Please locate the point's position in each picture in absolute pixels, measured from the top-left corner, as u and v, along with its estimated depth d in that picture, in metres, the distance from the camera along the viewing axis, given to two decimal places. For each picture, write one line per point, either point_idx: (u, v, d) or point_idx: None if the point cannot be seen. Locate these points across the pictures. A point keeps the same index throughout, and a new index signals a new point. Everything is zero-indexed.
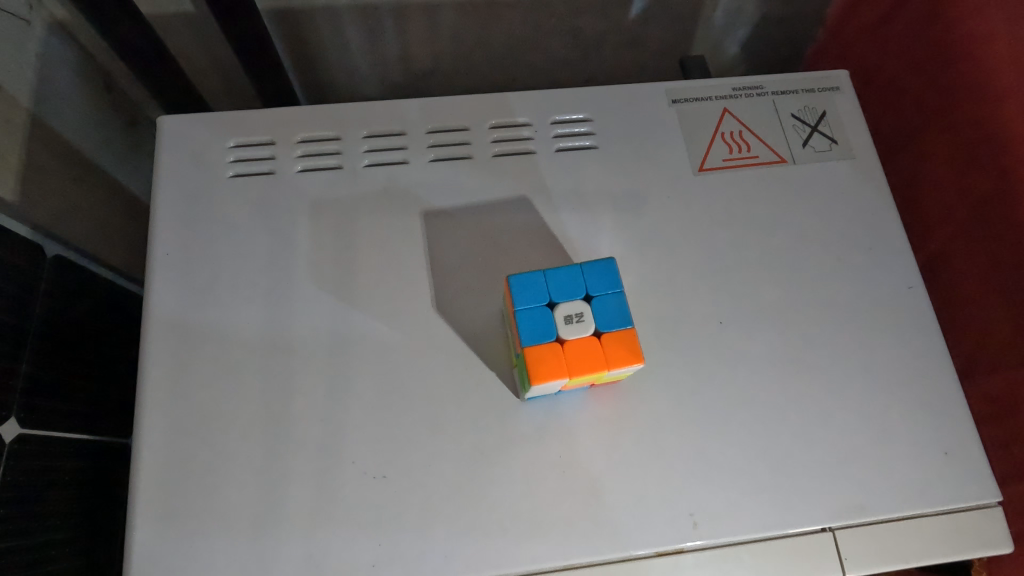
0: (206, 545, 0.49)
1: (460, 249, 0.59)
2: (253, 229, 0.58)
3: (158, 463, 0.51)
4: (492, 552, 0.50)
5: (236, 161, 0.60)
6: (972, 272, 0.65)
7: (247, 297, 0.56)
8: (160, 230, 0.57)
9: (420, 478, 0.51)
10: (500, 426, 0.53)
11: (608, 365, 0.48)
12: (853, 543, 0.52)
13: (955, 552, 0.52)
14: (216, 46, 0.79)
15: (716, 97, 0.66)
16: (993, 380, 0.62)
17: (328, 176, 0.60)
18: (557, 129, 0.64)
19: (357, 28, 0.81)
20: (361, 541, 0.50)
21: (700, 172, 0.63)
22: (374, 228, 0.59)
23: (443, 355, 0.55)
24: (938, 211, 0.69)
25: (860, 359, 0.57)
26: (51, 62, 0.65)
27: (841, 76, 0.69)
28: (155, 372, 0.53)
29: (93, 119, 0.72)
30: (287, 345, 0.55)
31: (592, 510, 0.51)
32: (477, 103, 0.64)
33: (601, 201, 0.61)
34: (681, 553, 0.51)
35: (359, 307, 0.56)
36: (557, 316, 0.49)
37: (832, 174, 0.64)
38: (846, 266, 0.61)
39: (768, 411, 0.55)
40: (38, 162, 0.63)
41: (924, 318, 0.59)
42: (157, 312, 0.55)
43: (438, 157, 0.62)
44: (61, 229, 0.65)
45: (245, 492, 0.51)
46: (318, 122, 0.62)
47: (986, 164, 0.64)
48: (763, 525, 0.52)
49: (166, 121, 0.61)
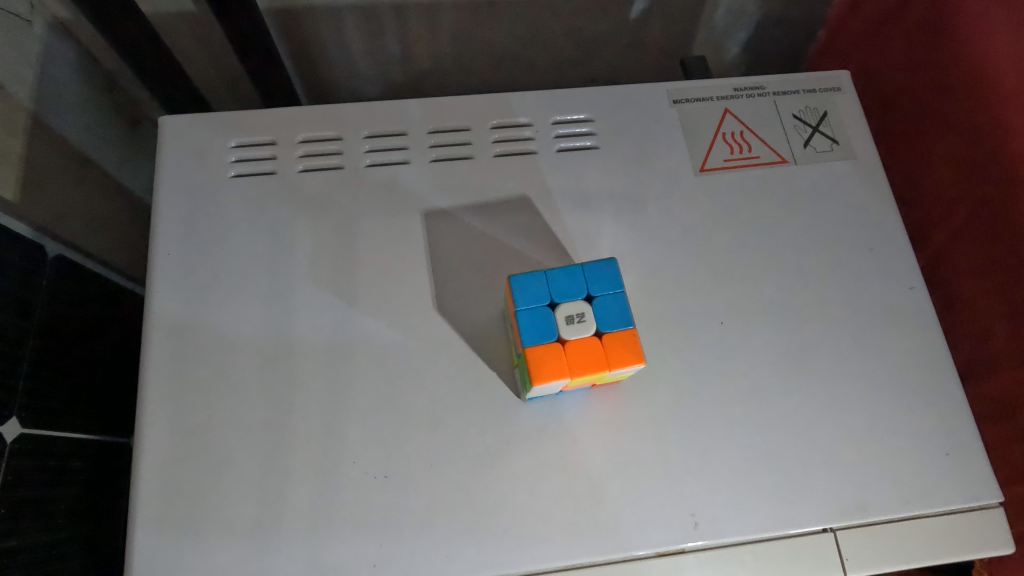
0: (207, 546, 0.49)
1: (462, 250, 0.59)
2: (254, 229, 0.58)
3: (159, 462, 0.51)
4: (493, 552, 0.50)
5: (237, 161, 0.60)
6: (973, 272, 0.65)
7: (248, 297, 0.56)
8: (161, 230, 0.57)
9: (421, 478, 0.51)
10: (501, 426, 0.53)
11: (609, 365, 0.48)
12: (855, 544, 0.52)
13: (956, 553, 0.52)
14: (217, 46, 0.79)
15: (717, 97, 0.66)
16: (995, 381, 0.62)
17: (329, 176, 0.60)
18: (558, 129, 0.64)
19: (358, 28, 0.81)
20: (362, 541, 0.50)
21: (702, 172, 0.63)
22: (375, 228, 0.59)
23: (444, 355, 0.55)
24: (940, 211, 0.69)
25: (861, 360, 0.57)
26: (52, 62, 0.65)
27: (843, 76, 0.69)
28: (156, 372, 0.53)
29: (94, 119, 0.72)
30: (288, 345, 0.55)
31: (593, 511, 0.51)
32: (479, 103, 0.64)
33: (602, 201, 0.61)
34: (682, 553, 0.51)
35: (360, 307, 0.56)
36: (558, 316, 0.49)
37: (833, 175, 0.64)
38: (847, 267, 0.61)
39: (770, 411, 0.55)
40: (39, 161, 0.63)
41: (925, 318, 0.59)
42: (158, 312, 0.55)
43: (439, 157, 0.62)
44: (62, 228, 0.65)
45: (246, 492, 0.51)
46: (319, 122, 0.62)
47: (988, 164, 0.64)
48: (765, 525, 0.52)
49: (167, 121, 0.61)
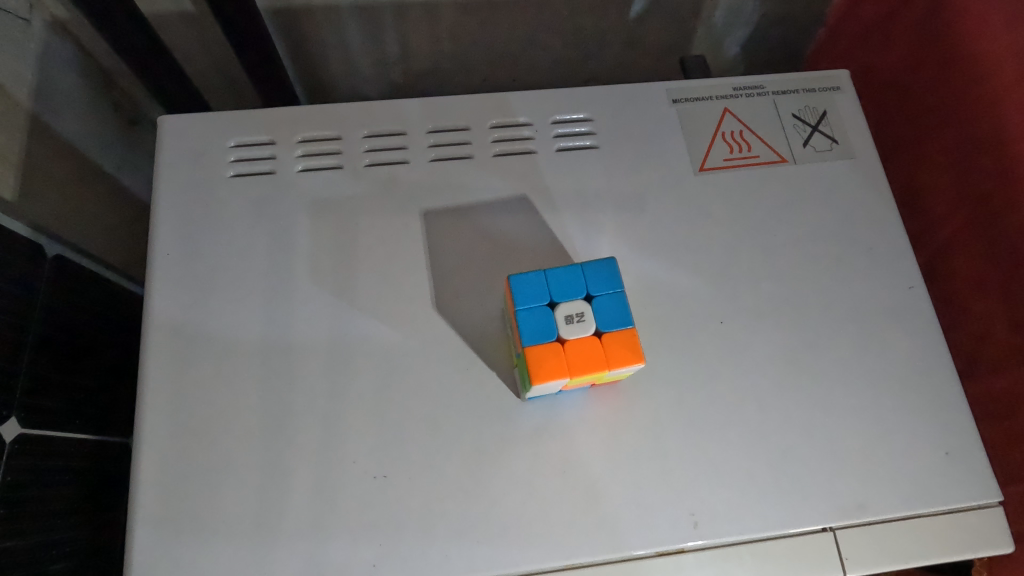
0: (207, 546, 0.49)
1: (461, 249, 0.59)
2: (253, 229, 0.58)
3: (158, 462, 0.51)
4: (493, 552, 0.50)
5: (237, 161, 0.60)
6: (973, 272, 0.65)
7: (248, 297, 0.56)
8: (160, 230, 0.57)
9: (421, 479, 0.51)
10: (501, 426, 0.53)
11: (608, 365, 0.48)
12: (854, 544, 0.52)
13: (956, 552, 0.52)
14: (216, 46, 0.79)
15: (717, 97, 0.66)
16: (995, 380, 0.62)
17: (328, 176, 0.60)
18: (557, 128, 0.64)
19: (357, 28, 0.81)
20: (361, 541, 0.50)
21: (701, 172, 0.63)
22: (374, 228, 0.59)
23: (443, 355, 0.55)
24: (940, 211, 0.69)
25: (860, 360, 0.57)
26: (51, 62, 0.65)
27: (842, 75, 0.69)
28: (156, 371, 0.53)
29: (93, 119, 0.72)
30: (288, 345, 0.55)
31: (593, 511, 0.51)
32: (478, 102, 0.64)
33: (601, 201, 0.61)
34: (682, 553, 0.51)
35: (360, 307, 0.56)
36: (557, 316, 0.49)
37: (832, 174, 0.64)
38: (847, 266, 0.61)
39: (769, 411, 0.55)
40: (38, 161, 0.62)
41: (924, 318, 0.59)
42: (157, 311, 0.55)
43: (438, 156, 0.62)
44: (61, 228, 0.65)
45: (246, 492, 0.51)
46: (318, 122, 0.62)
47: (988, 163, 0.64)
48: (764, 525, 0.52)
49: (166, 121, 0.61)
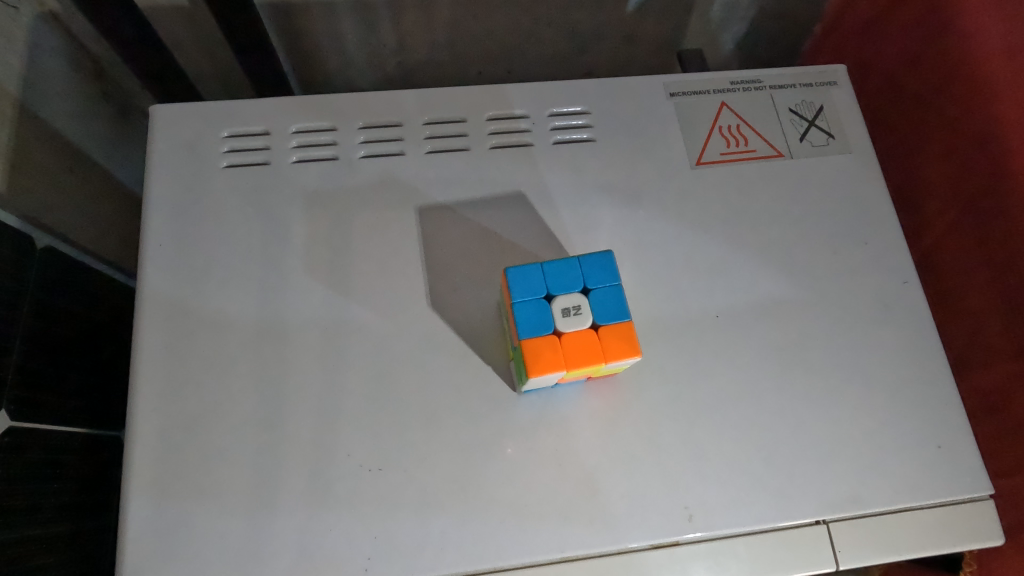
0: (202, 541, 0.49)
1: (454, 244, 0.59)
2: (247, 221, 0.57)
3: (150, 454, 0.51)
4: (488, 543, 0.50)
5: (230, 151, 0.60)
6: (964, 268, 0.66)
7: (242, 289, 0.55)
8: (152, 222, 0.57)
9: (415, 473, 0.51)
10: (496, 419, 0.53)
11: (605, 358, 0.48)
12: (848, 537, 0.52)
13: (946, 545, 0.53)
14: (209, 36, 0.78)
15: (714, 90, 0.66)
16: (989, 373, 0.63)
17: (323, 167, 0.60)
18: (554, 121, 0.64)
19: (352, 19, 0.80)
20: (356, 533, 0.49)
21: (698, 165, 0.63)
22: (369, 220, 0.59)
23: (439, 349, 0.55)
24: (934, 206, 0.70)
25: (854, 353, 0.58)
26: (40, 50, 0.64)
27: (839, 70, 0.69)
28: (149, 365, 0.53)
29: (83, 109, 0.71)
30: (282, 337, 0.54)
31: (590, 501, 0.51)
32: (475, 93, 0.64)
33: (598, 194, 0.61)
34: (676, 545, 0.51)
35: (355, 298, 0.56)
36: (554, 309, 0.48)
37: (828, 170, 0.64)
38: (841, 260, 0.61)
39: (765, 405, 0.55)
40: (27, 149, 0.62)
41: (917, 312, 0.60)
42: (150, 304, 0.54)
43: (434, 148, 0.62)
44: (52, 219, 0.64)
45: (239, 486, 0.50)
46: (313, 113, 0.62)
47: (982, 156, 0.64)
48: (758, 517, 0.52)
49: (158, 110, 0.60)
